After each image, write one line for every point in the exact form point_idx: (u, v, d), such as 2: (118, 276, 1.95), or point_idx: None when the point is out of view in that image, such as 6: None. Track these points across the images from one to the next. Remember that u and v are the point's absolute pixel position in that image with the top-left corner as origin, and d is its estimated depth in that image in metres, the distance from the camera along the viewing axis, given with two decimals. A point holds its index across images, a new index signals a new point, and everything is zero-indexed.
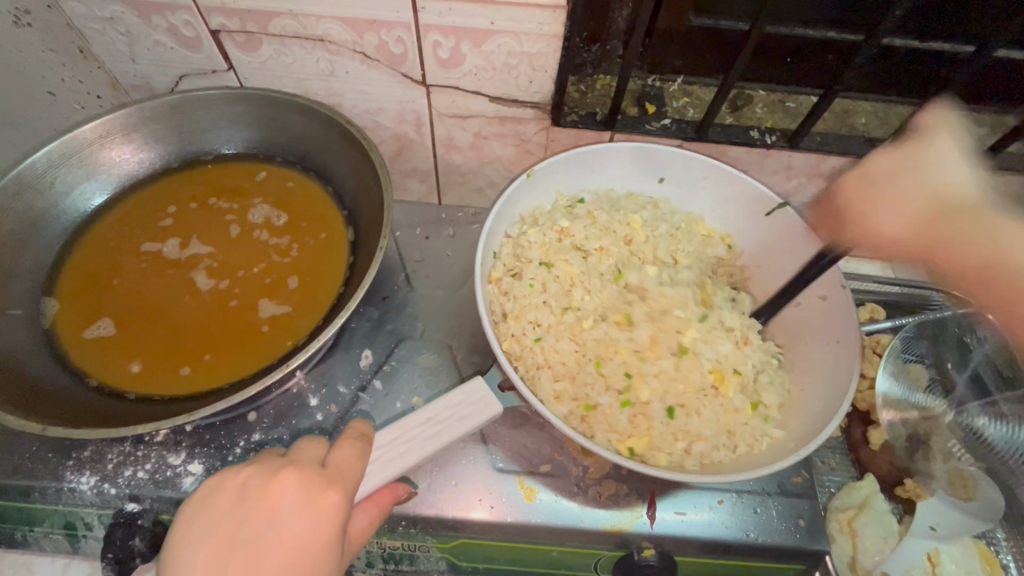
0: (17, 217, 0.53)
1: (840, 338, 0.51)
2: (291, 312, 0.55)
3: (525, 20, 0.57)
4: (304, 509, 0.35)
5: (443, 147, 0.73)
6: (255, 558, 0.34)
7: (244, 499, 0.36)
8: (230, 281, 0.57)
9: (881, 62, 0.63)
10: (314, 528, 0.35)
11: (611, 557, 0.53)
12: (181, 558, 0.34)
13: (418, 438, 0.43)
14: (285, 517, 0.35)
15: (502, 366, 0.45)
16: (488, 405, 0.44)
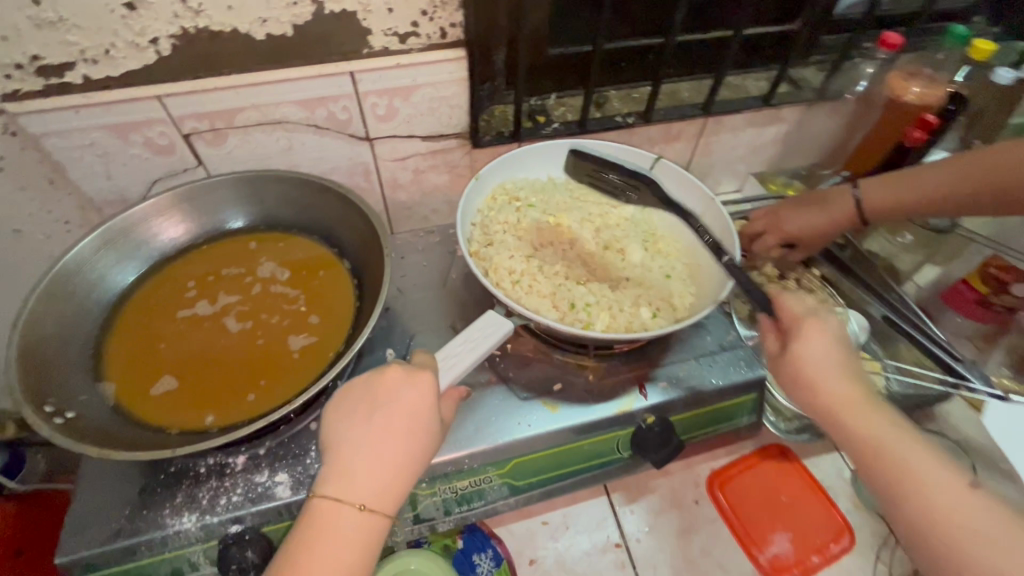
0: (56, 319, 0.60)
1: (721, 228, 0.72)
2: (320, 336, 0.65)
3: (438, 72, 0.76)
4: (411, 384, 0.50)
5: (391, 188, 0.90)
6: (389, 420, 0.49)
7: (370, 388, 0.51)
8: (260, 324, 0.67)
9: (683, 52, 0.91)
10: (422, 396, 0.50)
11: (627, 436, 0.69)
12: (340, 428, 0.49)
13: (465, 351, 0.57)
14: (401, 391, 0.50)
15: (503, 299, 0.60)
16: (502, 323, 0.59)
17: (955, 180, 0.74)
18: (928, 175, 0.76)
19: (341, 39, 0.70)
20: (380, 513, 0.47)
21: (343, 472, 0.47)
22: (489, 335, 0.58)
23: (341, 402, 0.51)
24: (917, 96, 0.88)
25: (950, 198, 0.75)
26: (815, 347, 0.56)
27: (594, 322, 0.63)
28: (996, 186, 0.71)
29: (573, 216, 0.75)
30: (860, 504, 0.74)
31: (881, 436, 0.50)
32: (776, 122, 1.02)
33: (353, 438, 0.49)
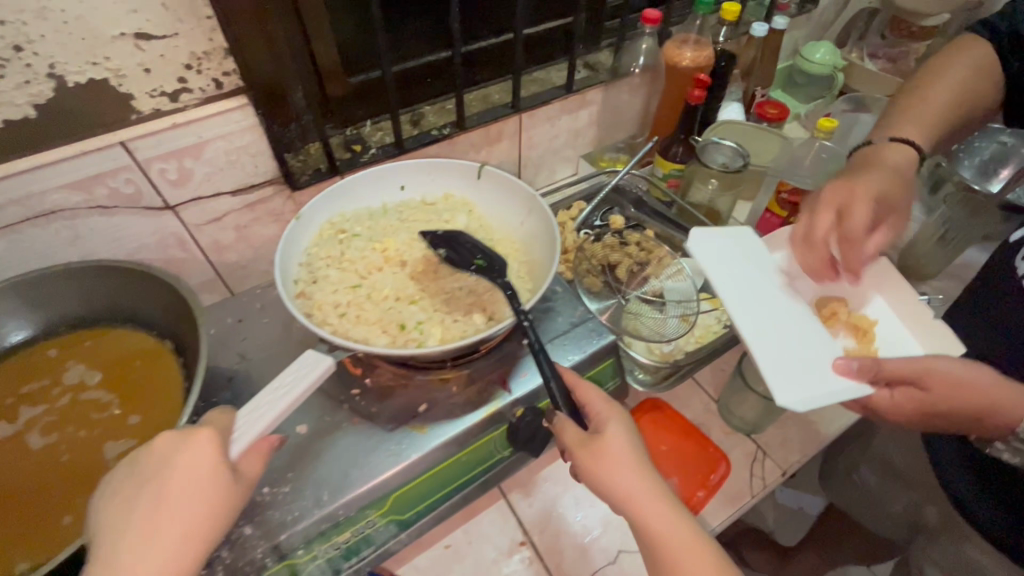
0: None
1: (546, 223, 0.75)
2: (140, 438, 0.59)
3: (224, 123, 0.72)
4: (182, 449, 0.42)
5: (215, 252, 0.84)
6: (159, 498, 0.40)
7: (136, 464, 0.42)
8: (74, 434, 0.59)
9: (478, 59, 0.95)
10: (199, 460, 0.42)
11: (503, 434, 0.70)
12: (101, 516, 0.40)
13: (272, 399, 0.51)
14: (171, 459, 0.41)
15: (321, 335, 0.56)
16: (320, 360, 0.54)
17: (930, 118, 0.84)
18: (909, 117, 0.84)
19: (98, 110, 0.65)
20: None
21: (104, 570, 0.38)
22: (305, 374, 0.53)
23: (99, 490, 0.42)
24: (691, 60, 1.02)
25: (936, 128, 0.84)
26: (613, 445, 0.58)
27: (425, 340, 0.62)
28: (958, 111, 0.86)
29: (401, 236, 0.72)
30: (729, 431, 0.81)
31: (677, 536, 0.53)
32: (586, 105, 1.09)
33: (113, 526, 0.40)
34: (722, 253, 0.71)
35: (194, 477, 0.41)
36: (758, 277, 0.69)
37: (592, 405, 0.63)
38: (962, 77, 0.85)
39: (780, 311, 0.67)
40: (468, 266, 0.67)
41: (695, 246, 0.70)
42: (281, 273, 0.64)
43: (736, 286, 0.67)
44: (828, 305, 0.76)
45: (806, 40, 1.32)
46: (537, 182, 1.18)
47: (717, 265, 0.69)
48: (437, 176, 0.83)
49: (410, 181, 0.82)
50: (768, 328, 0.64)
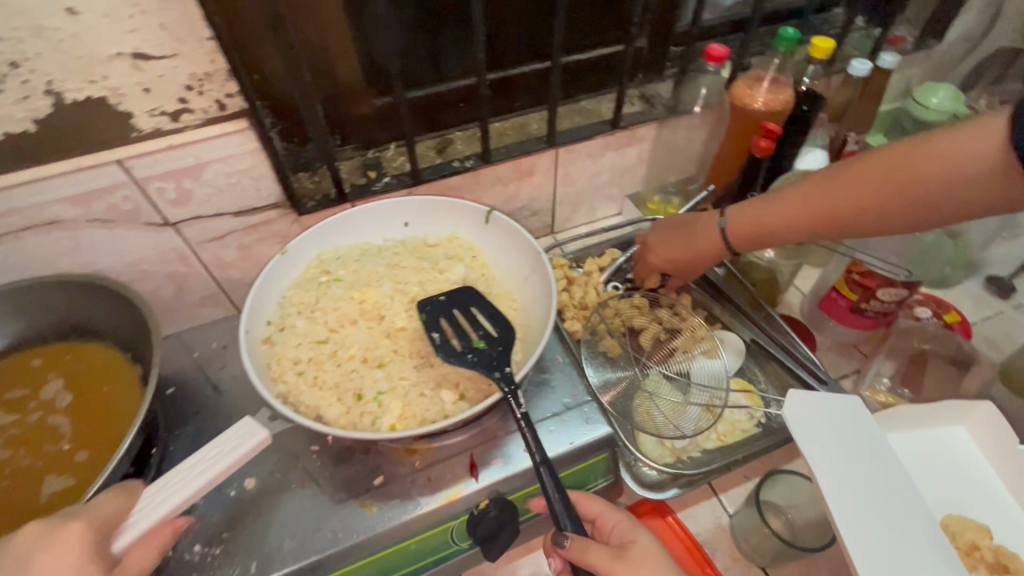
0: None
1: (548, 286, 0.66)
2: (78, 481, 0.57)
3: (225, 146, 0.69)
4: (51, 544, 0.40)
5: (219, 269, 0.83)
6: None
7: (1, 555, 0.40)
8: (32, 456, 0.59)
9: (513, 86, 0.87)
10: (66, 557, 0.40)
11: (463, 525, 0.62)
12: None
13: (186, 477, 0.47)
14: (36, 556, 0.40)
15: (266, 402, 0.52)
16: (249, 434, 0.49)
17: (828, 204, 0.61)
18: (820, 193, 0.62)
19: (97, 127, 0.63)
20: None
21: None
22: (230, 450, 0.49)
23: None
24: (764, 104, 0.86)
25: (823, 215, 0.62)
26: (650, 555, 0.50)
27: (380, 416, 0.55)
28: (897, 197, 0.57)
29: (383, 287, 0.67)
30: (739, 558, 0.69)
31: None
32: (635, 142, 0.97)
33: None
34: (833, 424, 0.54)
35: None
36: (886, 474, 0.52)
37: (606, 518, 0.56)
38: (925, 155, 0.55)
39: (906, 534, 0.49)
40: (460, 349, 0.59)
41: (798, 410, 0.54)
42: (249, 316, 0.61)
43: (851, 481, 0.51)
44: (965, 536, 0.62)
45: (922, 80, 1.11)
46: (574, 219, 1.07)
47: (822, 445, 0.52)
48: (445, 217, 0.76)
49: (415, 218, 0.76)
50: (888, 559, 0.47)
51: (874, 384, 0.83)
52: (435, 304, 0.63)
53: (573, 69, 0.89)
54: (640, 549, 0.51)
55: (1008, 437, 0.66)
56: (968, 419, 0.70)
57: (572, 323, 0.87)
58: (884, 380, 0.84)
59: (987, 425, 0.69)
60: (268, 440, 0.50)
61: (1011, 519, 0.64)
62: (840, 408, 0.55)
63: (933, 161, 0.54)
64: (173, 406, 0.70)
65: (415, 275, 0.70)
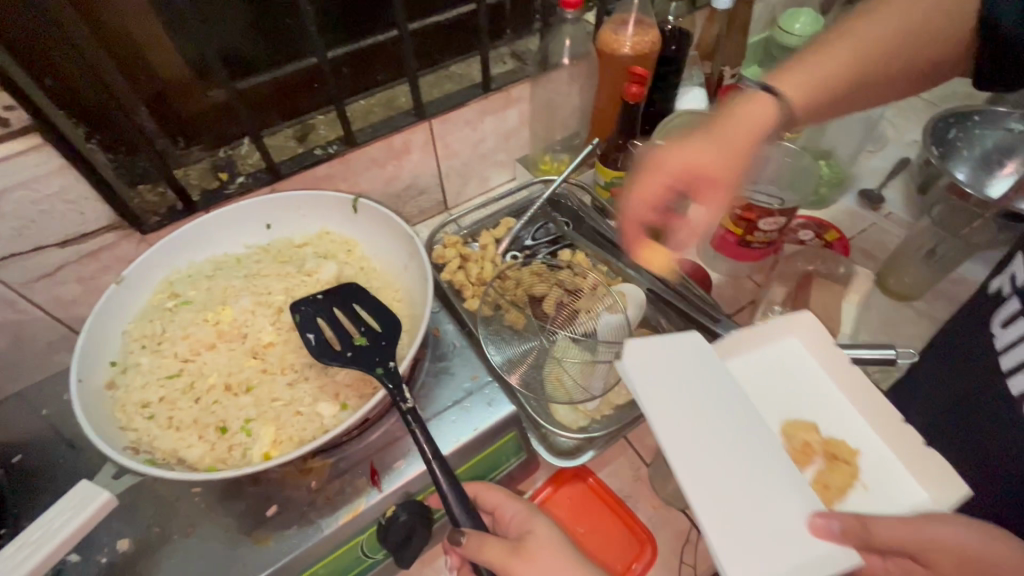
0: None
1: (425, 270, 0.62)
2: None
3: (20, 170, 0.59)
4: None
5: (61, 309, 0.72)
6: None
7: None
8: None
9: (366, 58, 0.80)
10: None
11: (372, 537, 0.58)
12: None
13: (11, 567, 0.40)
14: None
15: (103, 453, 0.46)
16: (87, 501, 0.42)
17: (791, 78, 0.57)
18: (790, 69, 0.57)
19: None
20: None
21: None
22: (62, 526, 0.42)
23: None
24: (631, 48, 0.85)
25: (795, 87, 0.56)
26: (546, 544, 0.50)
27: (250, 446, 0.50)
28: (847, 72, 0.57)
29: (241, 303, 0.61)
30: (660, 505, 0.70)
31: None
32: (512, 104, 0.93)
33: None
34: (670, 361, 0.51)
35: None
36: (723, 399, 0.50)
37: (504, 509, 0.55)
38: (866, 30, 0.57)
39: (746, 456, 0.48)
40: (341, 350, 0.54)
41: (635, 355, 0.51)
42: (82, 358, 0.53)
43: (689, 414, 0.49)
44: (795, 436, 0.58)
45: (784, 8, 1.13)
46: (467, 192, 1.03)
47: (661, 384, 0.50)
48: (310, 213, 0.69)
49: (276, 218, 0.69)
50: (725, 488, 0.46)
51: (767, 313, 0.84)
52: (310, 304, 0.58)
53: (425, 35, 0.84)
54: (537, 534, 0.52)
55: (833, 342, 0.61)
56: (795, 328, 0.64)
57: (472, 301, 0.84)
58: (776, 308, 0.85)
59: (813, 331, 0.63)
60: (114, 502, 0.43)
61: (842, 411, 0.61)
62: (682, 346, 0.53)
63: (875, 30, 0.56)
64: (22, 474, 0.61)
65: (279, 282, 0.63)
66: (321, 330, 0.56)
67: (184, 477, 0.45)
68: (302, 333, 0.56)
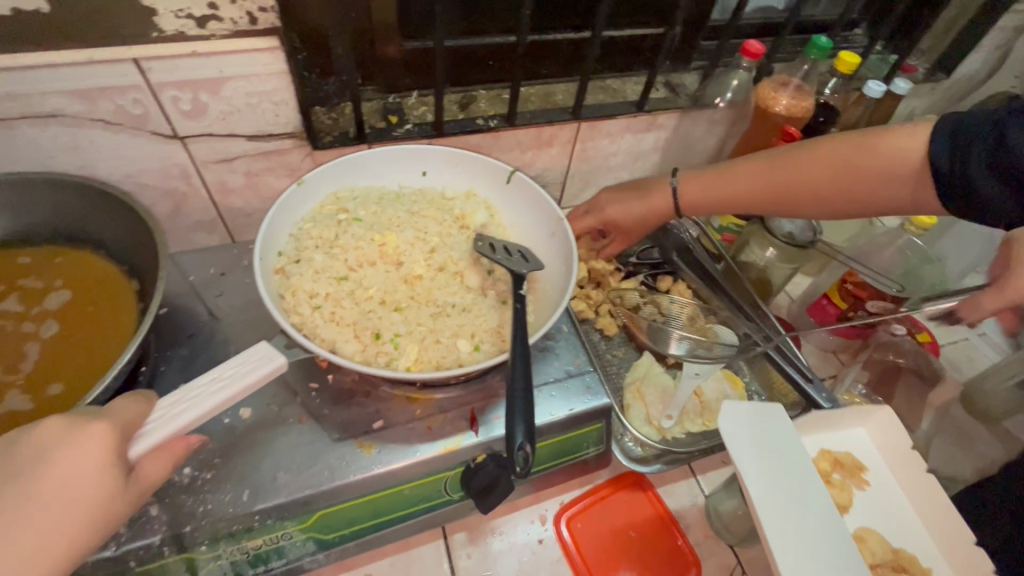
0: None
1: (566, 251, 0.67)
2: (37, 413, 0.53)
3: (250, 64, 0.66)
4: (68, 447, 0.38)
5: (221, 194, 0.79)
6: (29, 495, 0.37)
7: (13, 444, 0.39)
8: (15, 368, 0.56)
9: (547, 53, 0.87)
10: (86, 459, 0.39)
11: (457, 475, 0.62)
12: None
13: (204, 394, 0.45)
14: (55, 452, 0.38)
15: (284, 329, 0.50)
16: (271, 359, 0.47)
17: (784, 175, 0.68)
18: (796, 162, 0.67)
19: (115, 19, 0.59)
20: None
21: None
22: (247, 373, 0.47)
23: None
24: (785, 108, 0.88)
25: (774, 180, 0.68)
26: None
27: (397, 357, 0.55)
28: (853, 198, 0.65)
29: (405, 234, 0.66)
30: (710, 535, 0.72)
31: None
32: (654, 128, 0.97)
33: None
34: (764, 444, 0.56)
35: (68, 480, 0.38)
36: (798, 459, 0.56)
37: None
38: (875, 147, 0.62)
39: (837, 546, 0.53)
40: (491, 255, 0.64)
41: (732, 424, 0.56)
42: (264, 242, 0.58)
43: (783, 497, 0.54)
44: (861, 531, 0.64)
45: (925, 112, 1.15)
46: (582, 197, 1.07)
47: (755, 464, 0.55)
48: (467, 171, 0.74)
49: (437, 167, 0.74)
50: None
51: (851, 390, 0.86)
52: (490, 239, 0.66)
53: (609, 44, 0.89)
54: None
55: (901, 442, 0.69)
56: (870, 421, 0.72)
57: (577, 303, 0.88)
58: (859, 388, 0.87)
59: (884, 428, 0.71)
60: (286, 365, 0.48)
61: (893, 510, 0.67)
62: (767, 419, 0.58)
63: (872, 155, 0.62)
64: (164, 327, 0.67)
65: (434, 225, 0.68)
66: (491, 244, 0.66)
67: (353, 366, 0.50)
68: (474, 246, 0.66)
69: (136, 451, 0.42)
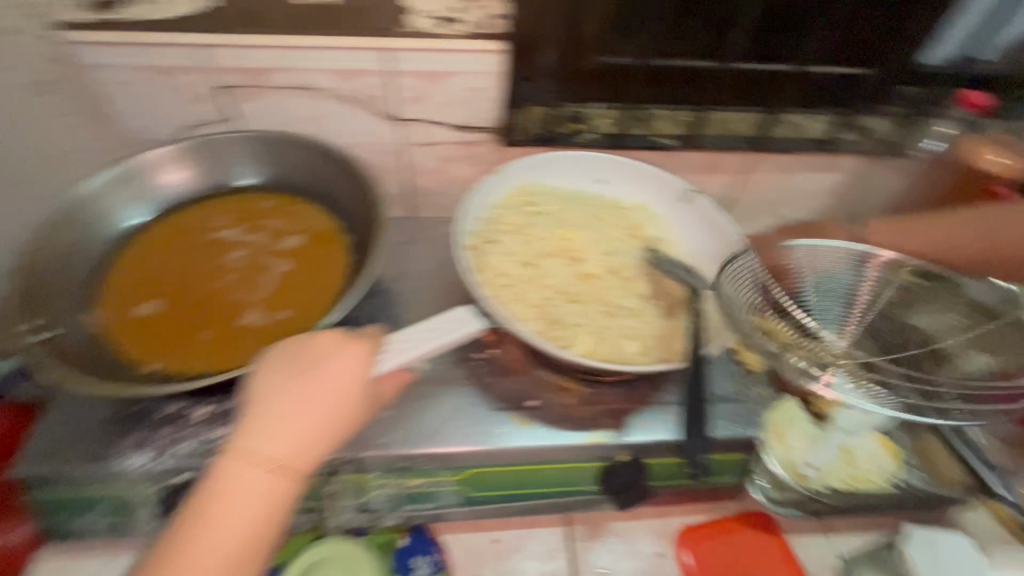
0: (80, 226, 0.65)
1: (738, 280, 0.68)
2: (266, 338, 0.63)
3: (475, 63, 0.74)
4: (341, 353, 0.48)
5: (416, 173, 0.89)
6: (314, 384, 0.46)
7: (299, 347, 0.49)
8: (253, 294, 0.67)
9: (740, 81, 0.83)
10: (352, 364, 0.48)
11: (596, 469, 0.64)
12: (263, 381, 0.47)
13: (425, 336, 0.54)
14: (331, 357, 0.48)
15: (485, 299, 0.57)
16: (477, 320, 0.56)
17: None
18: None
19: (381, 14, 0.69)
20: (281, 483, 0.43)
21: (256, 432, 0.44)
22: (458, 328, 0.55)
23: (266, 361, 0.48)
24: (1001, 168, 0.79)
25: None
26: None
27: (571, 345, 0.60)
28: None
29: (586, 235, 0.71)
30: None
31: None
32: (834, 169, 0.94)
33: (274, 393, 0.46)
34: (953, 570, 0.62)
35: (344, 377, 0.47)
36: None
37: None
38: None
39: None
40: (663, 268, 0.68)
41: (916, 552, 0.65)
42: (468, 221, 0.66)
43: None
44: None
45: None
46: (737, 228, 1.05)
47: None
48: (647, 184, 0.77)
49: (620, 175, 0.77)
50: None
51: None
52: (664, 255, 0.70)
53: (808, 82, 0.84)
54: None
55: None
56: None
57: None
58: None
59: None
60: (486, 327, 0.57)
61: None
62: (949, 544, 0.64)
63: None
64: None
65: (613, 231, 0.73)
66: (664, 259, 0.70)
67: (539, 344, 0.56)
68: (648, 257, 0.70)
69: (377, 371, 0.50)
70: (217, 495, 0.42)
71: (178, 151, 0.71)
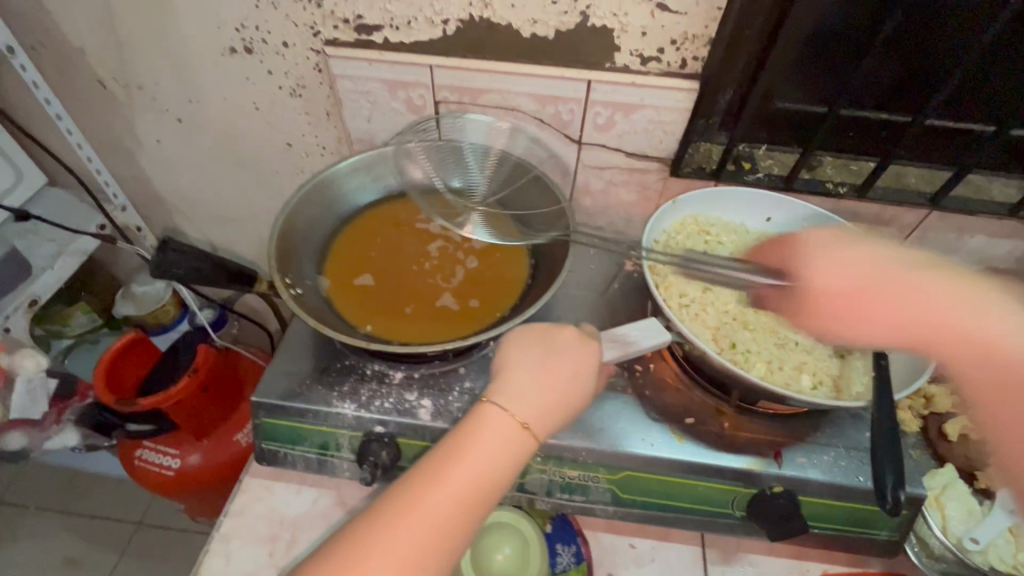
0: (323, 204, 0.79)
1: None
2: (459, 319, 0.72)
3: (666, 99, 0.80)
4: (579, 348, 0.57)
5: (581, 193, 0.95)
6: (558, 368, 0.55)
7: (544, 335, 0.58)
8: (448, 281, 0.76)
9: (923, 136, 0.84)
10: (586, 359, 0.57)
11: (746, 496, 0.66)
12: (514, 357, 0.56)
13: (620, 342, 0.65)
14: (572, 350, 0.57)
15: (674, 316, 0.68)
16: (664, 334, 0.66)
17: None
18: None
19: (589, 50, 0.78)
20: (525, 443, 0.51)
21: (511, 396, 0.53)
22: (647, 338, 0.65)
23: (514, 342, 0.58)
24: None
25: None
26: None
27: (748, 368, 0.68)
28: None
29: (757, 266, 0.78)
30: None
31: None
32: (1017, 237, 0.89)
33: (525, 368, 0.55)
34: None
35: (580, 369, 0.56)
36: None
37: None
38: None
39: None
40: None
41: None
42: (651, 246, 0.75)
43: None
44: None
45: None
46: None
47: None
48: (812, 226, 0.82)
49: (784, 215, 0.83)
50: None
51: None
52: None
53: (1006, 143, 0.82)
54: None
55: None
56: None
57: None
58: None
59: None
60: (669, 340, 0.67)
61: None
62: None
63: None
64: None
65: None
66: None
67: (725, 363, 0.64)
68: None
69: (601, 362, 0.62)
70: (476, 433, 0.50)
71: (401, 151, 0.83)
